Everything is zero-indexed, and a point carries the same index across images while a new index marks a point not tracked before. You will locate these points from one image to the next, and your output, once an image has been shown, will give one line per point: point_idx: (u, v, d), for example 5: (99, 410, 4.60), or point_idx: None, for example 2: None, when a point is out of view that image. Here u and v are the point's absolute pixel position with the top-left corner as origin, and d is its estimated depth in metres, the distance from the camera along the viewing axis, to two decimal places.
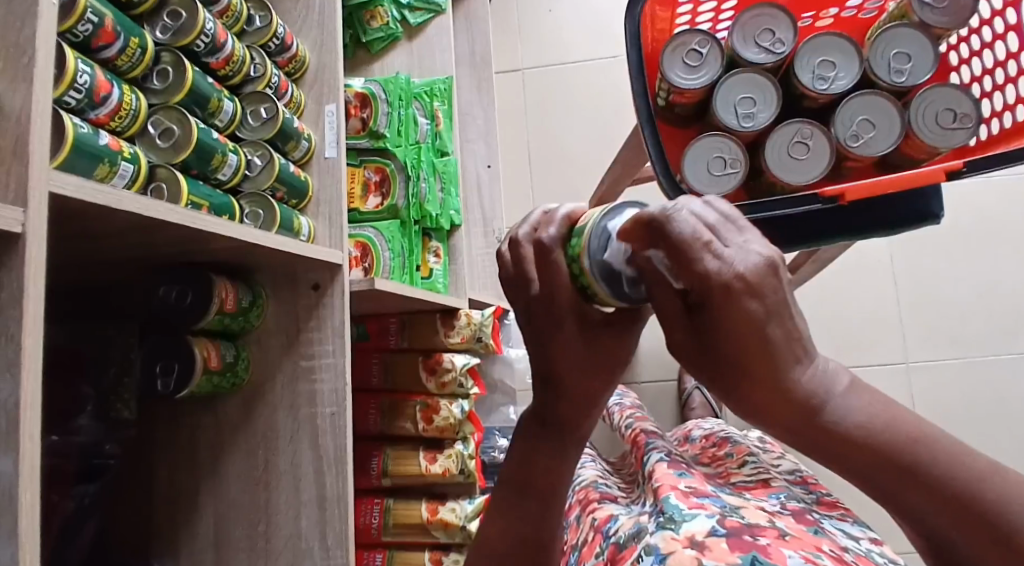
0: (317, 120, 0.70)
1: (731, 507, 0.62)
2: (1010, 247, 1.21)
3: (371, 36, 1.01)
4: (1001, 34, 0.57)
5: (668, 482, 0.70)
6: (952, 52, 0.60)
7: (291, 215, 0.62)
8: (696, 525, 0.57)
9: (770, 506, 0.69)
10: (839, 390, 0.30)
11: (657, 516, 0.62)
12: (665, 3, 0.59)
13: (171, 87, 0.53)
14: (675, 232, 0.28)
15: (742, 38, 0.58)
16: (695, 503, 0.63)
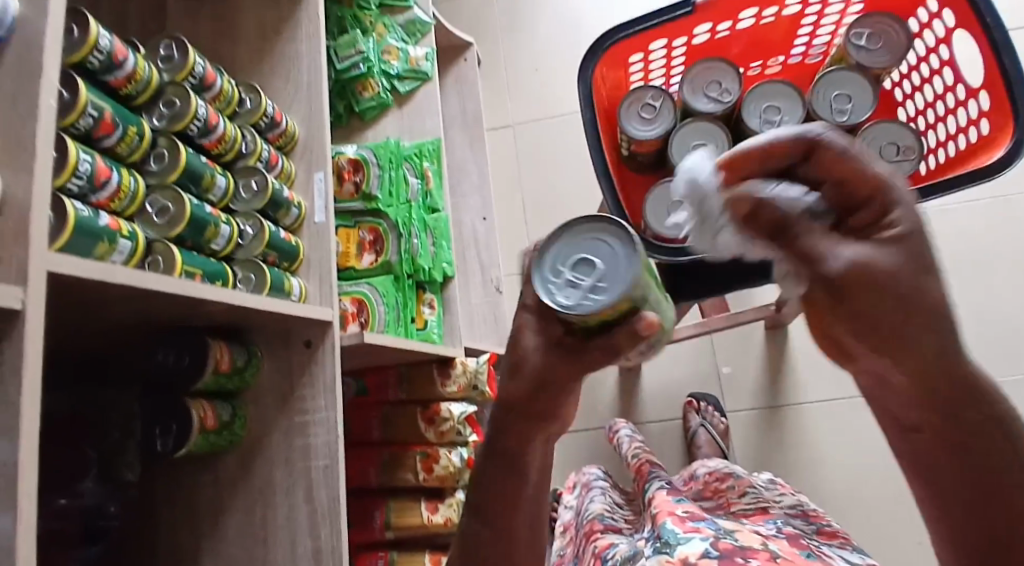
0: (307, 188, 0.75)
1: (726, 530, 0.63)
2: (1007, 267, 1.21)
3: (363, 105, 1.08)
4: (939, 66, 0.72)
5: (666, 508, 0.71)
6: (894, 89, 0.79)
7: (282, 277, 0.67)
8: (691, 547, 0.58)
9: (766, 531, 0.70)
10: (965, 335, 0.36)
11: (654, 540, 0.64)
12: (615, 66, 0.74)
13: (166, 168, 0.58)
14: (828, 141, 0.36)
15: (690, 92, 0.72)
16: (690, 527, 0.63)
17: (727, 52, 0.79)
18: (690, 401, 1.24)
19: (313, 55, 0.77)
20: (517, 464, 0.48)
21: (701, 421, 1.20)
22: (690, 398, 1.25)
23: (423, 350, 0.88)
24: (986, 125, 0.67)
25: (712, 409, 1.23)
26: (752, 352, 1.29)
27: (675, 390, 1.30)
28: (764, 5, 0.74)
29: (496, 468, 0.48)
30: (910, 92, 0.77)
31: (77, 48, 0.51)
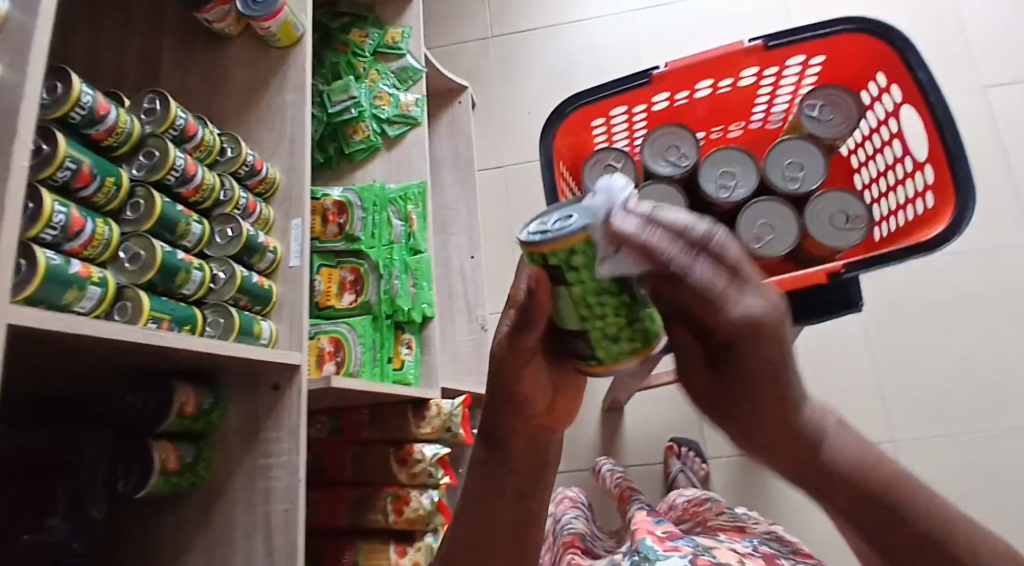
0: (284, 234, 0.78)
1: (702, 548, 0.66)
2: (987, 319, 1.21)
3: (352, 147, 1.12)
4: (890, 139, 0.76)
5: (645, 527, 0.74)
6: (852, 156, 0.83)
7: (251, 320, 0.69)
8: (670, 562, 0.61)
9: (741, 548, 0.71)
10: (831, 427, 0.38)
11: (633, 555, 0.67)
12: (578, 131, 0.80)
13: (142, 216, 0.61)
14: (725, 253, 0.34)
15: (653, 155, 0.76)
16: (669, 545, 0.66)
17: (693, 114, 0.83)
18: (672, 446, 1.24)
19: (298, 107, 0.81)
20: (500, 450, 0.51)
21: (681, 467, 1.21)
22: (671, 442, 1.26)
23: (397, 393, 0.90)
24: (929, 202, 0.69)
25: (693, 454, 1.23)
26: None
27: (655, 434, 1.30)
28: (719, 76, 0.79)
29: (482, 453, 0.52)
30: (869, 160, 0.81)
31: (60, 105, 0.54)
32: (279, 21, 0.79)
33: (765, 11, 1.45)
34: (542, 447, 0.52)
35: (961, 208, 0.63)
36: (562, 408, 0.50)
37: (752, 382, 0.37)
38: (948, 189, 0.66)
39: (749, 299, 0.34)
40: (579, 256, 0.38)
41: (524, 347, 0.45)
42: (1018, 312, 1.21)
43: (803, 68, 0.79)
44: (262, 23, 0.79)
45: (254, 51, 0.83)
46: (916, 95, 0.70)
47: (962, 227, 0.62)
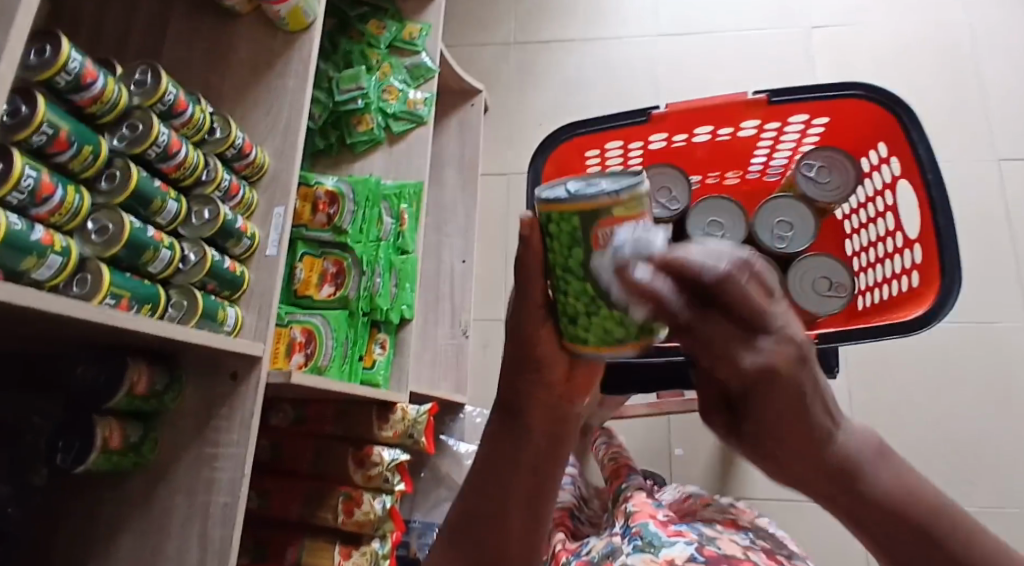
0: (265, 221, 0.76)
1: (707, 537, 0.72)
2: (971, 394, 1.19)
3: (355, 138, 1.11)
4: (883, 212, 0.78)
5: (647, 508, 0.79)
6: (846, 221, 0.84)
7: (217, 305, 0.67)
8: (676, 550, 0.68)
9: (742, 540, 0.75)
10: (868, 458, 0.42)
11: (635, 538, 0.73)
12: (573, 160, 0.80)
13: (117, 188, 0.59)
14: (738, 287, 0.38)
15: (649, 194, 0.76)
16: (673, 530, 0.73)
17: (695, 154, 0.83)
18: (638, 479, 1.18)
19: (297, 94, 0.79)
20: (517, 420, 0.54)
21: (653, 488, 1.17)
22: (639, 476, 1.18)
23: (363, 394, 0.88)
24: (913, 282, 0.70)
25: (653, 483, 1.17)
26: (707, 440, 1.25)
27: None
28: (719, 124, 0.79)
29: (500, 426, 0.55)
30: (862, 228, 0.82)
31: (46, 68, 0.53)
32: (289, 7, 0.78)
33: (790, 54, 1.44)
34: (560, 419, 0.54)
35: (945, 290, 0.63)
36: (578, 377, 0.53)
37: (783, 426, 0.41)
38: (934, 272, 0.66)
39: (765, 349, 0.39)
40: (558, 225, 0.42)
41: (532, 303, 0.48)
42: (1003, 391, 1.19)
43: (805, 127, 0.79)
44: (273, 6, 0.78)
45: (261, 33, 0.82)
46: (914, 170, 0.70)
47: (945, 310, 0.62)
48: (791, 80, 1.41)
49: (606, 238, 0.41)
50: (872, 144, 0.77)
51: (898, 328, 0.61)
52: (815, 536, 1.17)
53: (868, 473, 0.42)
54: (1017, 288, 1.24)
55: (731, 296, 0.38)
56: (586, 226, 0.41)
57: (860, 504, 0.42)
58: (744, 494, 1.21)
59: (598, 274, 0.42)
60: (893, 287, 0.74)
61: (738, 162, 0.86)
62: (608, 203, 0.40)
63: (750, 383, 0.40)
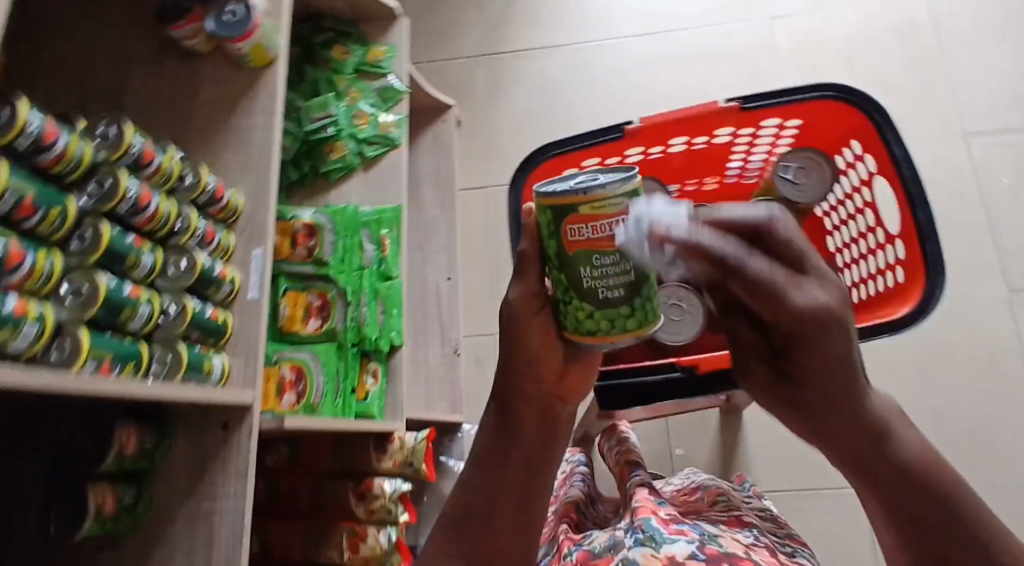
0: (244, 263, 0.75)
1: (709, 534, 0.64)
2: (960, 371, 1.21)
3: (328, 166, 1.09)
4: (861, 209, 0.81)
5: (648, 504, 0.71)
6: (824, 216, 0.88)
7: (201, 356, 0.66)
8: (677, 546, 0.59)
9: (745, 537, 0.69)
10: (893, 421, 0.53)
11: (634, 531, 0.65)
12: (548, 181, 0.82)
13: (88, 248, 0.58)
14: (775, 231, 0.51)
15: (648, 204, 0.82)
16: (675, 528, 0.64)
17: (671, 163, 0.84)
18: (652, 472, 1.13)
19: (266, 130, 0.78)
20: (510, 414, 0.61)
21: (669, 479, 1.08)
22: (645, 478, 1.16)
23: (361, 427, 0.88)
24: (901, 278, 0.74)
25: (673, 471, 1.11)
26: (706, 437, 1.25)
27: None
28: (693, 134, 0.81)
29: (495, 422, 0.62)
30: (841, 224, 0.85)
31: (4, 132, 0.51)
32: (251, 43, 0.78)
33: (756, 46, 1.44)
34: (550, 417, 0.62)
35: (929, 290, 0.69)
36: (569, 379, 0.60)
37: (820, 383, 0.52)
38: (919, 269, 0.71)
39: (814, 291, 0.50)
40: (543, 216, 0.47)
41: (529, 292, 0.54)
42: (990, 364, 1.21)
43: (779, 129, 0.82)
44: (234, 43, 0.77)
45: (224, 71, 0.81)
46: (890, 168, 0.74)
47: (930, 308, 0.68)
48: (759, 72, 1.42)
49: (577, 232, 0.46)
50: (845, 142, 0.80)
51: (888, 329, 0.68)
52: (822, 525, 1.17)
53: (895, 438, 0.52)
54: (995, 262, 1.26)
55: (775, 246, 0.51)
56: (558, 219, 0.46)
57: (884, 466, 0.51)
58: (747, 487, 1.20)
59: (572, 261, 0.47)
60: (878, 283, 0.78)
61: (717, 166, 0.87)
62: (576, 199, 0.45)
63: (802, 326, 0.50)
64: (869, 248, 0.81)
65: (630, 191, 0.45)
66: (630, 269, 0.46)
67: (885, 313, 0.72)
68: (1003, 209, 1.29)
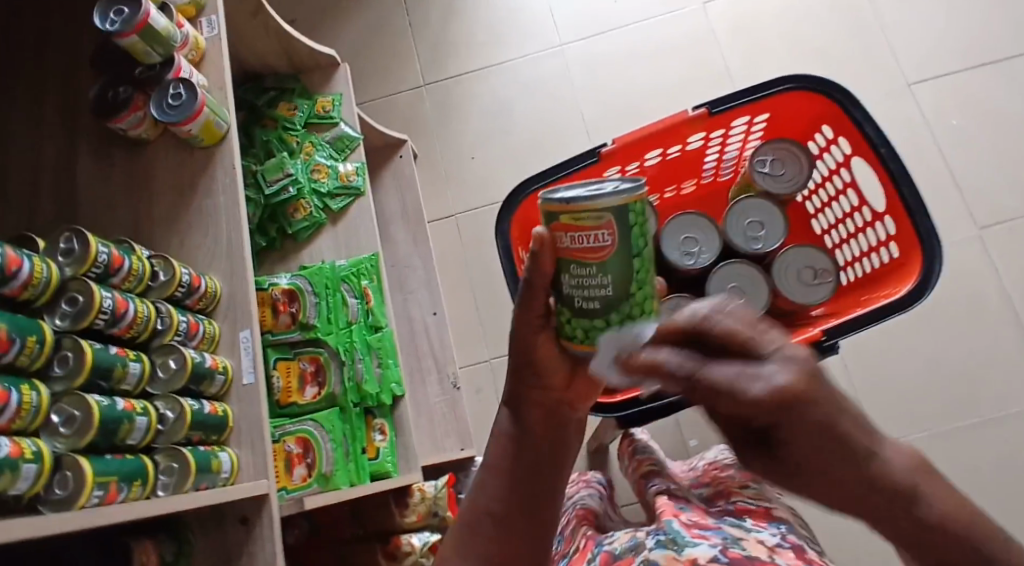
0: (233, 348, 0.73)
1: (732, 538, 0.62)
2: (947, 315, 1.23)
3: (295, 227, 1.07)
4: (843, 189, 0.86)
5: (670, 510, 0.70)
6: (806, 201, 0.92)
7: (207, 455, 0.64)
8: (698, 549, 0.57)
9: (770, 538, 0.67)
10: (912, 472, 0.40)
11: (657, 534, 0.62)
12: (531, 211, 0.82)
13: (73, 370, 0.55)
14: (712, 331, 0.39)
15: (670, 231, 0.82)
16: (697, 532, 0.62)
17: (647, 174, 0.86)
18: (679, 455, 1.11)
19: (231, 210, 0.76)
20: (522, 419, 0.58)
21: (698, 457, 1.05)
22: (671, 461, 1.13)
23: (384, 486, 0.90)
24: (895, 252, 0.79)
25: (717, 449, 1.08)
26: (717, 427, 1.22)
27: None
28: (667, 145, 0.83)
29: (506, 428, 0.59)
30: (825, 206, 0.90)
31: None
32: (199, 123, 0.75)
33: (695, 34, 1.45)
34: (559, 421, 0.59)
35: (928, 264, 0.73)
36: (578, 385, 0.56)
37: (822, 459, 0.39)
38: (913, 243, 0.75)
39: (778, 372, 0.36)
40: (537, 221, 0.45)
41: (533, 314, 0.49)
42: (974, 303, 1.23)
43: (749, 125, 0.85)
44: (182, 126, 0.74)
45: (175, 155, 0.78)
46: (866, 147, 0.78)
47: (933, 281, 0.71)
48: (702, 58, 1.44)
49: (567, 238, 0.43)
50: (817, 128, 0.84)
51: (898, 308, 0.71)
52: None
53: (923, 496, 0.40)
54: (960, 204, 1.29)
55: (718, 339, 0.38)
56: (548, 221, 0.44)
57: (916, 533, 0.40)
58: None
59: (563, 267, 0.44)
60: (874, 259, 0.82)
61: (691, 169, 0.90)
62: (558, 208, 0.42)
63: (785, 421, 0.37)
64: (858, 226, 0.85)
65: (617, 208, 0.41)
66: (615, 283, 0.43)
67: (890, 291, 0.76)
68: (959, 151, 1.32)
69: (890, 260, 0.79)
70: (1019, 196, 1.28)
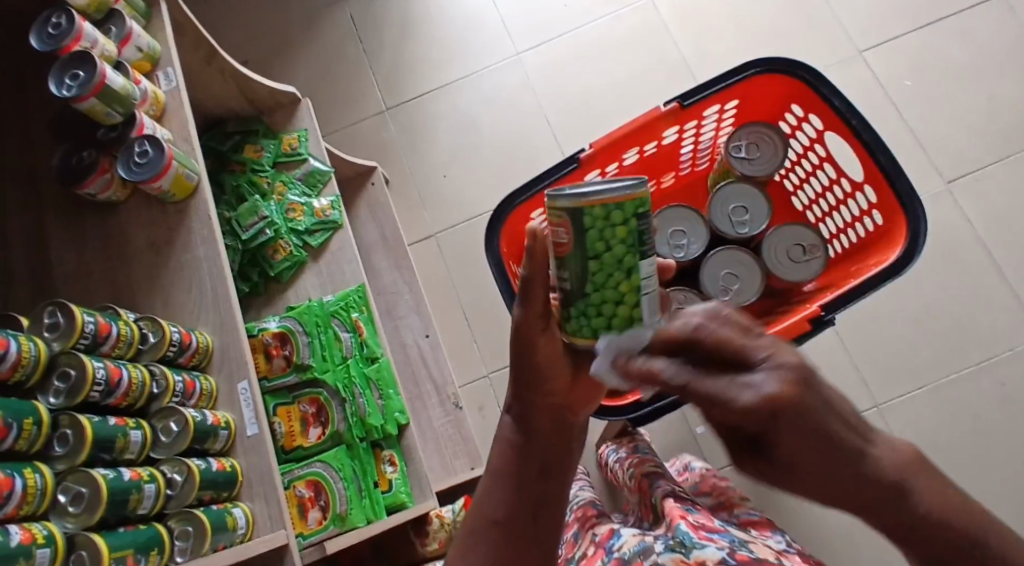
0: (232, 400, 0.72)
1: (740, 541, 0.61)
2: (929, 270, 1.25)
3: (277, 268, 1.06)
4: (820, 163, 0.87)
5: (678, 514, 0.69)
6: (786, 179, 0.93)
7: (222, 512, 0.62)
8: (708, 550, 0.57)
9: (775, 545, 0.68)
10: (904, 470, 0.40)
11: (666, 538, 0.62)
12: (516, 225, 0.83)
13: (74, 447, 0.53)
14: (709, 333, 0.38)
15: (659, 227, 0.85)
16: (705, 534, 0.61)
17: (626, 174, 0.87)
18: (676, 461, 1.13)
19: (213, 259, 0.74)
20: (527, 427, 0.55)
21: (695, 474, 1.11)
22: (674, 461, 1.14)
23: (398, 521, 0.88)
24: (879, 220, 0.80)
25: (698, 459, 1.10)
26: None
27: None
28: (641, 143, 0.84)
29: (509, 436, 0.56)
30: (806, 181, 0.91)
31: None
32: (169, 178, 0.73)
33: (646, 27, 1.47)
34: (562, 431, 0.56)
35: (912, 229, 0.74)
36: (581, 388, 0.54)
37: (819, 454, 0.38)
38: (895, 209, 0.77)
39: (760, 383, 0.36)
40: None
41: (534, 314, 0.49)
42: (953, 255, 1.26)
43: (720, 113, 0.86)
44: (153, 183, 0.73)
45: (148, 213, 0.77)
46: (835, 119, 0.80)
47: (920, 244, 0.73)
48: (656, 50, 1.45)
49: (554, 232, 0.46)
50: (787, 107, 0.85)
51: (888, 275, 0.72)
52: None
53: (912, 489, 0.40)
54: (927, 160, 1.32)
55: (704, 351, 0.38)
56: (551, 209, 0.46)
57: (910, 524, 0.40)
58: None
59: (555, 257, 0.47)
60: (859, 228, 0.83)
61: (669, 162, 0.91)
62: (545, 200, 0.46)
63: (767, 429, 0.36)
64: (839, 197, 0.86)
65: (571, 210, 0.43)
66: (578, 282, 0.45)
67: (880, 259, 0.77)
68: (916, 109, 1.35)
69: (874, 228, 0.81)
70: (980, 144, 1.31)
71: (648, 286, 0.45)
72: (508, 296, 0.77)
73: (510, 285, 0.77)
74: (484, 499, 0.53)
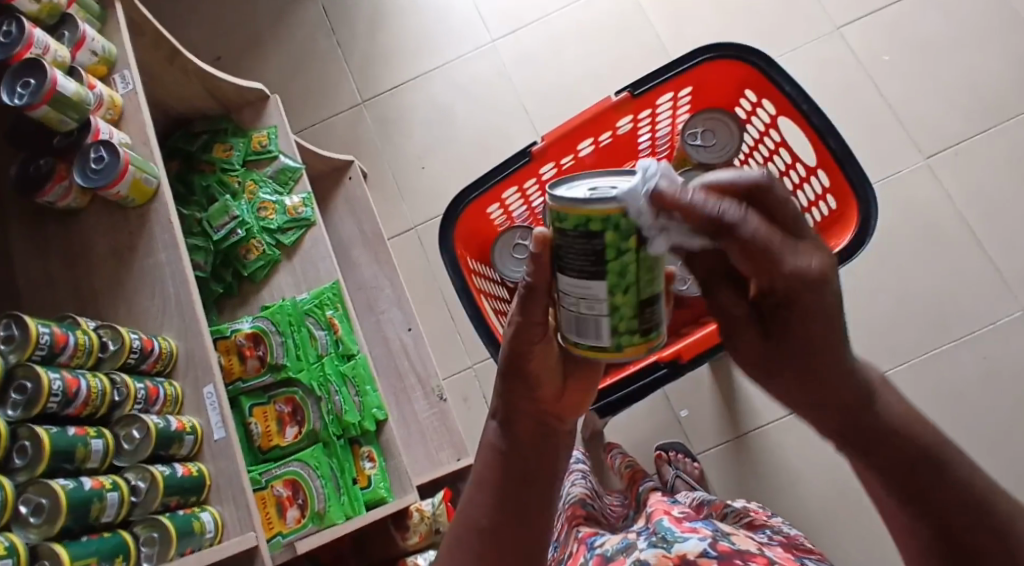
0: (198, 406, 0.72)
1: (722, 530, 0.61)
2: (910, 247, 1.25)
3: (250, 267, 1.05)
4: (775, 148, 0.87)
5: (661, 507, 0.69)
6: (745, 164, 0.93)
7: (188, 517, 0.63)
8: (689, 544, 0.57)
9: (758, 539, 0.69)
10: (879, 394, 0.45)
11: (648, 535, 0.62)
12: (472, 220, 0.83)
13: (33, 459, 0.53)
14: (775, 191, 0.44)
15: None
16: (687, 526, 0.62)
17: (585, 163, 0.87)
18: (660, 454, 1.14)
19: (175, 264, 0.74)
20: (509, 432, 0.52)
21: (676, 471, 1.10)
22: (658, 451, 1.16)
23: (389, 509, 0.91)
24: (833, 204, 0.80)
25: (683, 456, 1.14)
26: (705, 396, 1.21)
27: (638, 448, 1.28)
28: (598, 133, 0.83)
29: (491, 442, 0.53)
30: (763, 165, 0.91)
31: None
32: (127, 183, 0.72)
33: (620, 12, 1.45)
34: (550, 438, 0.52)
35: (863, 213, 0.74)
36: (572, 393, 0.51)
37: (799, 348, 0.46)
38: (847, 193, 0.77)
39: (809, 252, 0.44)
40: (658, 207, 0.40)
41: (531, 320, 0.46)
42: (933, 231, 1.25)
43: (675, 101, 0.85)
44: (110, 189, 0.72)
45: (108, 219, 0.76)
46: (786, 104, 0.80)
47: (870, 228, 0.73)
48: (631, 35, 1.44)
49: None
50: (742, 92, 0.85)
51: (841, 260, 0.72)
52: None
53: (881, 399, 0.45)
54: (905, 136, 1.31)
55: (773, 205, 0.45)
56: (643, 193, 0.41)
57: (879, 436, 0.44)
58: (756, 425, 1.18)
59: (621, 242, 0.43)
60: (815, 213, 0.83)
61: (629, 149, 0.91)
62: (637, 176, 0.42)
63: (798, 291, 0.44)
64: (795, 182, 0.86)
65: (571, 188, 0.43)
66: None
67: (834, 243, 0.77)
68: (895, 87, 1.34)
69: (829, 212, 0.81)
70: (958, 120, 1.31)
71: (572, 304, 0.42)
72: (463, 291, 0.76)
73: (466, 281, 0.77)
74: (466, 508, 0.51)
